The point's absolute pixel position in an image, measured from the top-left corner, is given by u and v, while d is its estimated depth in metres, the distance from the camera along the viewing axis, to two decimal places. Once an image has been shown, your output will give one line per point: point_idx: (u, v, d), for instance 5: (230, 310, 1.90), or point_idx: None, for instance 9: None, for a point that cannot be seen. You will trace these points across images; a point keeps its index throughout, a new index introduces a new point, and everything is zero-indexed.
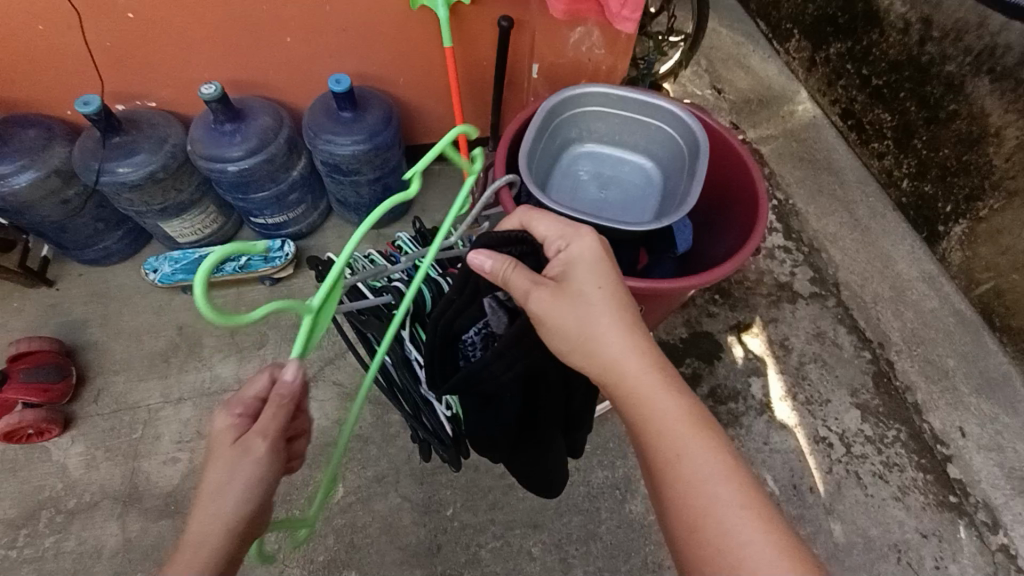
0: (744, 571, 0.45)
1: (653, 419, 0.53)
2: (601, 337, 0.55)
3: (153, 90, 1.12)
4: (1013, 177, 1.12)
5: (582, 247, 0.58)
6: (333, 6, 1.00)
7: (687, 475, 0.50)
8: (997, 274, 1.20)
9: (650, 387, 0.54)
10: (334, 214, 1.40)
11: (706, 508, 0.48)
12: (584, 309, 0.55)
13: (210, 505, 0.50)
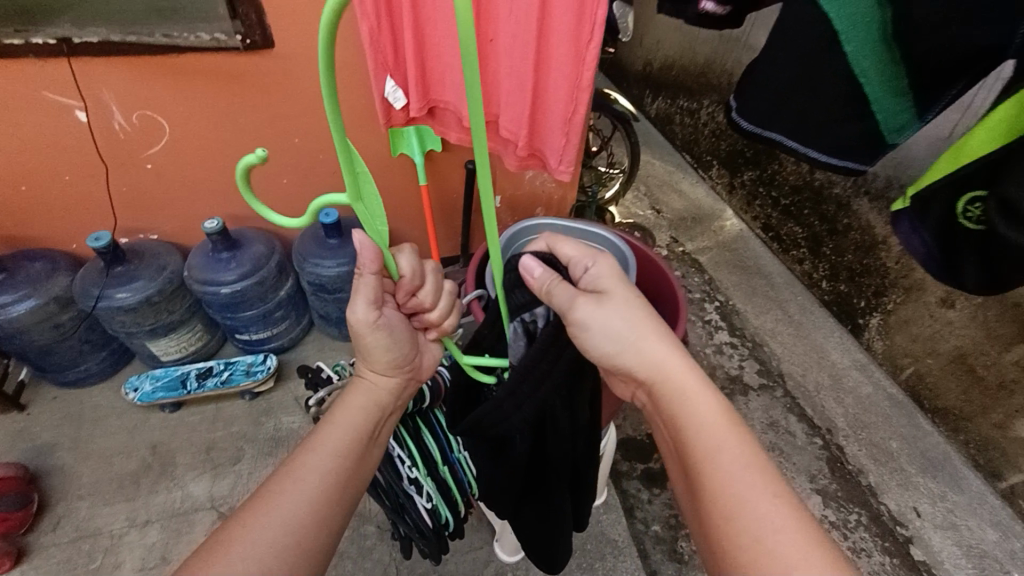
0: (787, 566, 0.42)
1: (685, 415, 0.51)
2: (644, 341, 0.54)
3: (158, 225, 1.26)
4: (905, 276, 1.32)
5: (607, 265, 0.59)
6: (326, 155, 1.19)
7: (717, 472, 0.47)
8: (915, 359, 1.35)
9: (686, 383, 0.53)
10: (316, 328, 1.49)
11: (746, 504, 0.46)
12: (622, 316, 0.56)
13: (338, 418, 0.58)
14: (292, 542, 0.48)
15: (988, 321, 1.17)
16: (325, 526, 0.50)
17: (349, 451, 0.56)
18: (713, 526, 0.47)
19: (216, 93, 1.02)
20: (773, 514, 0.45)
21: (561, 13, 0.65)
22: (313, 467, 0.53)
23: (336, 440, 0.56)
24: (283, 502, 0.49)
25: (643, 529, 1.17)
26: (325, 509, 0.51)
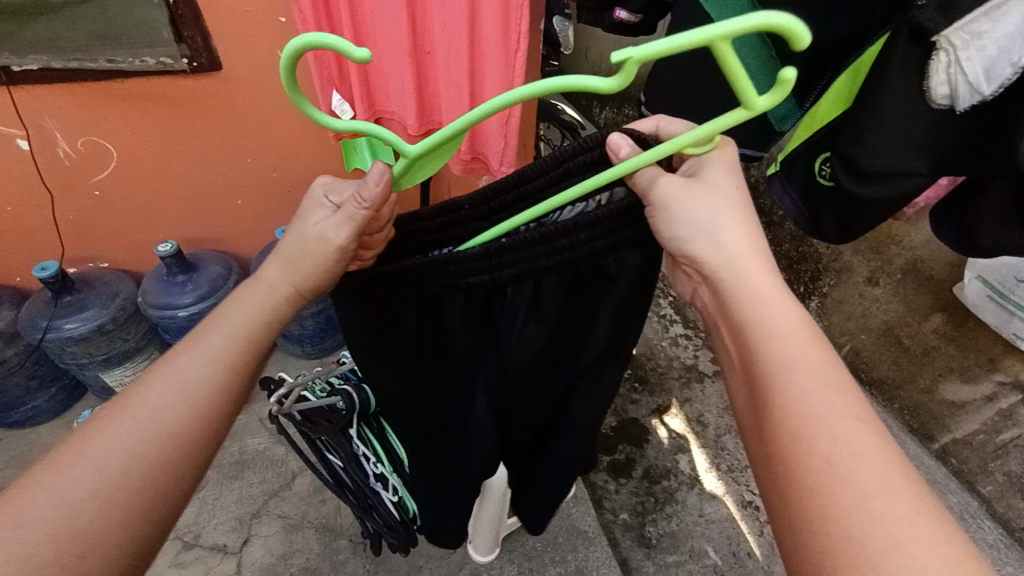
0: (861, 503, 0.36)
1: (763, 332, 0.44)
2: (724, 237, 0.46)
3: (109, 252, 1.24)
4: (836, 260, 1.39)
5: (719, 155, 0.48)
6: (279, 174, 1.19)
7: (806, 401, 0.40)
8: (851, 336, 1.44)
9: (774, 293, 0.45)
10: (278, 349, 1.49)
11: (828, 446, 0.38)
12: (710, 208, 0.47)
13: (223, 319, 0.52)
14: (151, 445, 0.44)
15: (907, 294, 1.28)
16: (192, 430, 0.46)
17: (226, 357, 0.50)
18: (784, 460, 0.39)
19: (165, 115, 1.03)
20: (864, 458, 0.37)
21: (489, 27, 0.72)
22: (182, 371, 0.48)
23: (217, 340, 0.50)
24: (142, 403, 0.46)
25: (612, 517, 1.21)
26: (193, 412, 0.47)
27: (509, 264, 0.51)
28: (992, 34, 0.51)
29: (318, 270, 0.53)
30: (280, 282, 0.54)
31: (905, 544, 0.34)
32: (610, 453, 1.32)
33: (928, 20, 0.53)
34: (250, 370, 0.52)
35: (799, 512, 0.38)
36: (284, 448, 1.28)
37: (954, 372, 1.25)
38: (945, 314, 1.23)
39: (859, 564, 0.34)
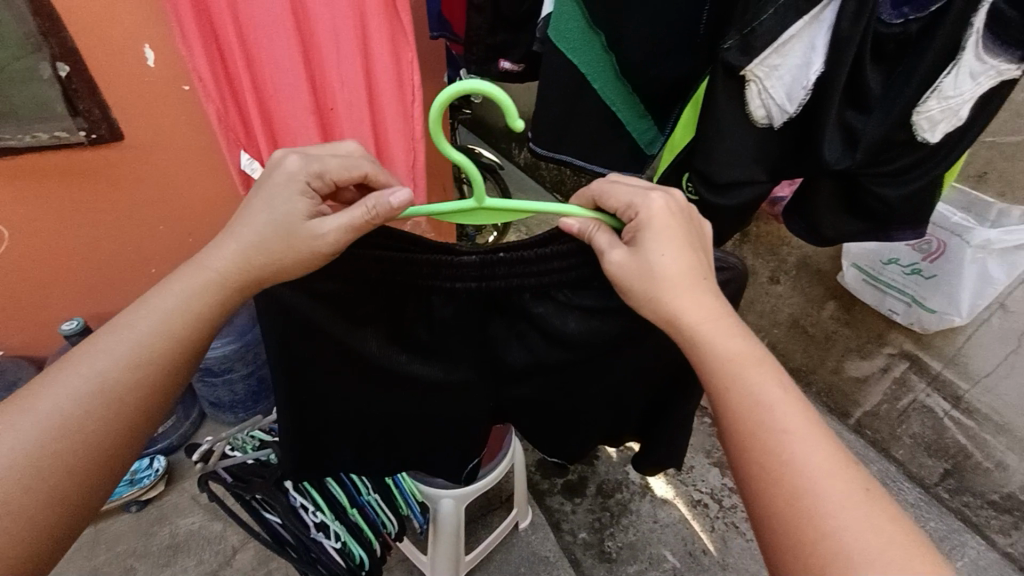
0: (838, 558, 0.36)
1: (743, 392, 0.43)
2: (675, 301, 0.46)
3: (4, 339, 1.15)
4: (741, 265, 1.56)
5: (654, 210, 0.49)
6: (194, 236, 1.16)
7: (776, 446, 0.41)
8: (765, 332, 1.58)
9: (734, 338, 0.45)
10: (209, 419, 1.41)
11: (799, 498, 0.39)
12: (660, 277, 0.47)
13: (156, 304, 0.48)
14: (49, 457, 0.41)
15: (804, 287, 1.42)
16: (94, 451, 0.43)
17: (148, 359, 0.46)
18: (778, 514, 0.39)
19: (61, 188, 1.00)
20: (852, 503, 0.38)
21: (385, 83, 0.80)
22: (93, 370, 0.44)
23: (146, 336, 0.46)
24: (48, 400, 0.42)
25: (572, 538, 1.22)
26: (98, 432, 0.43)
27: (501, 277, 0.56)
28: (785, 65, 0.63)
29: (280, 260, 0.48)
30: (228, 265, 0.49)
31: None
32: (563, 474, 1.34)
33: (734, 60, 0.62)
34: (180, 373, 0.48)
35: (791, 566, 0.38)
36: (222, 524, 1.20)
37: (853, 352, 1.38)
38: (836, 301, 1.36)
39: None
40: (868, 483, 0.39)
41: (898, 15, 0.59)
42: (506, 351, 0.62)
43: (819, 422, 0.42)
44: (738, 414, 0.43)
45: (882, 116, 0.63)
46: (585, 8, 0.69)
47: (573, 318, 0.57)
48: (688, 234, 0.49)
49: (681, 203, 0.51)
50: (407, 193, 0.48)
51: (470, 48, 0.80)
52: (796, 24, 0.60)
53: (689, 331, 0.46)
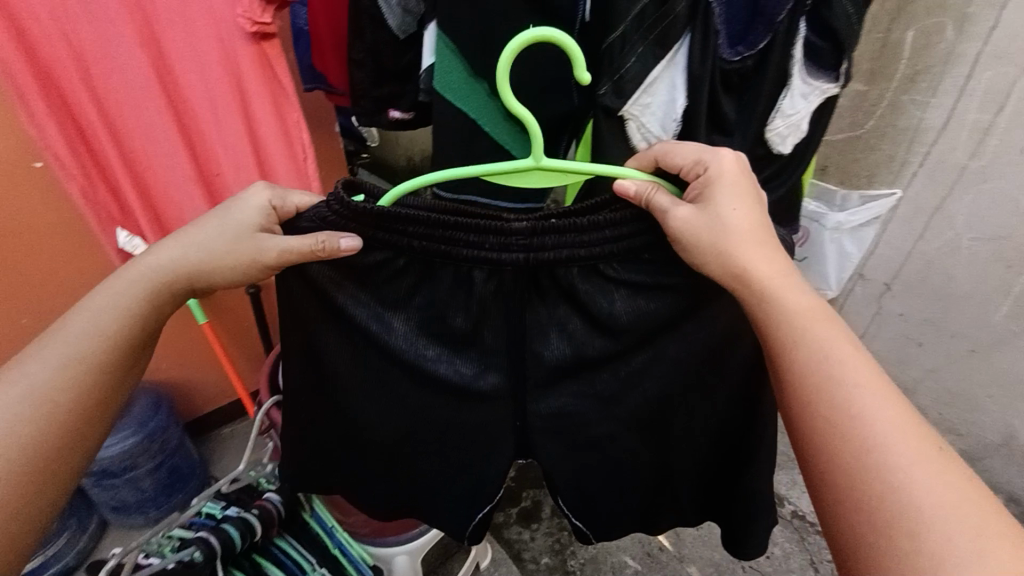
0: (899, 488, 0.41)
1: (814, 345, 0.47)
2: (734, 249, 0.51)
3: None
4: None
5: (722, 166, 0.54)
6: None
7: (848, 394, 0.45)
8: None
9: (803, 293, 0.50)
10: (111, 527, 1.24)
11: (863, 437, 0.43)
12: (718, 229, 0.51)
13: (87, 312, 0.54)
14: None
15: None
16: (41, 447, 0.47)
17: (86, 359, 0.52)
18: (841, 450, 0.44)
19: None
20: (916, 451, 0.42)
21: (269, 138, 0.85)
22: (29, 375, 0.49)
23: (80, 343, 0.52)
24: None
25: (536, 566, 1.22)
26: (43, 428, 0.48)
27: (550, 249, 0.55)
28: (654, 102, 0.71)
29: (225, 267, 0.57)
30: (163, 274, 0.57)
31: (935, 511, 0.39)
32: (517, 502, 1.33)
33: (611, 103, 0.68)
34: (117, 373, 0.54)
35: (844, 495, 0.43)
36: None
37: None
38: None
39: (885, 506, 0.41)
40: (938, 442, 0.43)
41: (735, 53, 0.68)
42: (540, 347, 0.62)
43: (886, 380, 0.46)
44: (806, 357, 0.47)
45: (742, 137, 0.73)
46: (465, 61, 0.74)
47: (619, 297, 0.58)
48: (755, 202, 0.54)
49: (747, 168, 0.56)
50: (354, 238, 0.53)
51: (357, 102, 0.81)
52: (657, 67, 0.68)
53: (756, 284, 0.50)
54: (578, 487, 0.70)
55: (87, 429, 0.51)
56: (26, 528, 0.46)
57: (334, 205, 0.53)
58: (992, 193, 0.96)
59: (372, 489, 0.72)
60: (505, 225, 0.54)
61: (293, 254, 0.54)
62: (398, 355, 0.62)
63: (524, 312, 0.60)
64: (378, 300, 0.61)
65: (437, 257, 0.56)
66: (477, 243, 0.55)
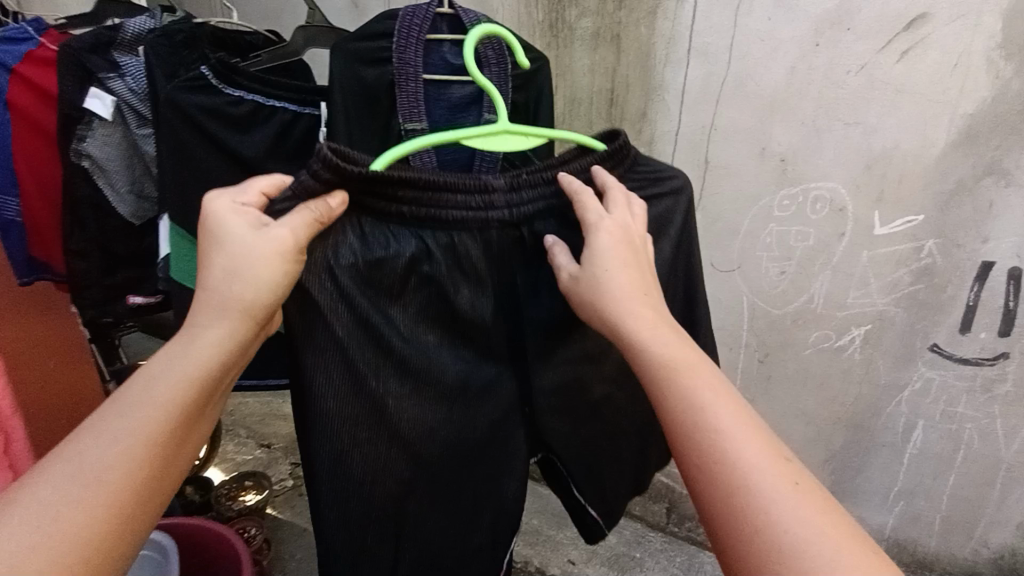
0: (768, 515, 0.48)
1: (689, 392, 0.55)
2: (622, 307, 0.61)
3: None
4: None
5: (610, 227, 0.64)
6: None
7: (718, 438, 0.52)
8: None
9: (673, 349, 0.59)
10: None
11: (738, 468, 0.51)
12: (605, 281, 0.63)
13: (161, 367, 0.56)
14: (43, 560, 0.46)
15: None
16: (99, 505, 0.50)
17: (153, 412, 0.54)
18: (723, 486, 0.51)
19: None
20: (780, 488, 0.49)
21: None
22: (100, 433, 0.52)
23: (138, 417, 0.53)
24: (48, 493, 0.49)
25: None
26: (101, 488, 0.50)
27: (528, 202, 0.71)
28: None
29: (249, 280, 0.58)
30: (226, 329, 0.59)
31: (796, 538, 0.47)
32: None
33: None
34: (167, 446, 0.54)
35: (726, 524, 0.50)
36: None
37: None
38: None
39: (756, 536, 0.48)
40: (799, 473, 0.51)
41: None
42: (530, 305, 0.77)
43: (751, 417, 0.55)
44: (686, 402, 0.55)
45: None
46: None
47: None
48: (638, 259, 0.65)
49: (632, 225, 0.66)
50: (341, 194, 0.64)
51: None
52: None
53: (631, 340, 0.60)
54: (578, 454, 0.84)
55: (134, 512, 0.52)
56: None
57: (319, 170, 0.62)
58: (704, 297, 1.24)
59: (381, 564, 0.75)
60: (485, 182, 0.70)
61: (306, 237, 0.61)
62: (399, 340, 0.71)
63: (510, 269, 0.75)
64: (386, 292, 0.70)
65: (426, 222, 0.69)
66: (462, 202, 0.69)
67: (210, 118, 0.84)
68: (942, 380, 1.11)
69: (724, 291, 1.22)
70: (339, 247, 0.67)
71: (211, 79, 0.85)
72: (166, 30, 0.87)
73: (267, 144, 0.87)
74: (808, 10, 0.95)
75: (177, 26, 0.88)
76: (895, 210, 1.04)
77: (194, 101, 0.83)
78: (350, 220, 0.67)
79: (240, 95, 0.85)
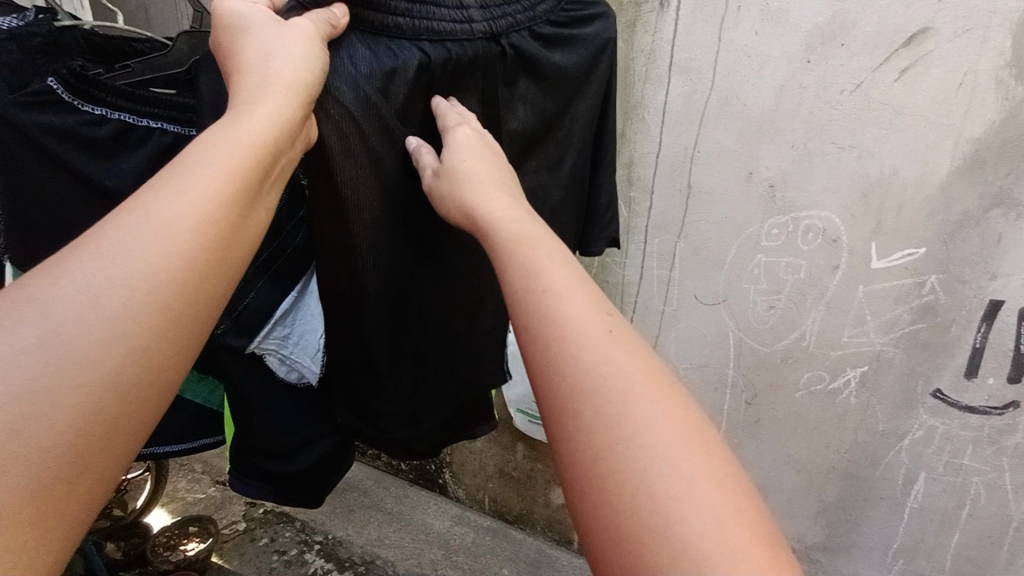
0: (596, 390, 0.38)
1: (529, 266, 0.44)
2: (473, 194, 0.52)
3: None
4: (450, 451, 1.44)
5: (462, 134, 0.57)
6: None
7: (554, 308, 0.41)
8: (484, 488, 1.45)
9: (518, 222, 0.49)
10: None
11: (569, 337, 0.40)
12: (464, 180, 0.54)
13: (214, 136, 0.42)
14: (69, 362, 0.32)
15: (495, 437, 1.36)
16: (152, 297, 0.35)
17: (212, 182, 0.39)
18: (549, 361, 0.40)
19: None
20: (620, 362, 0.39)
21: None
22: (146, 207, 0.37)
23: (186, 183, 0.38)
24: (70, 281, 0.34)
25: None
26: (158, 269, 0.35)
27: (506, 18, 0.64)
28: (292, 331, 0.68)
29: (293, 58, 0.47)
30: (281, 107, 0.45)
31: (630, 414, 0.36)
32: None
33: (233, 341, 0.64)
34: (221, 226, 0.39)
35: (551, 405, 0.40)
36: None
37: (554, 480, 1.34)
38: (522, 442, 1.33)
39: (583, 414, 0.37)
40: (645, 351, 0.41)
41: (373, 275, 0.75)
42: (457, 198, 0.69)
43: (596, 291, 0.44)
44: (528, 277, 0.44)
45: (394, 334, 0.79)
46: None
47: (556, 55, 0.70)
48: (493, 162, 0.57)
49: (491, 140, 0.60)
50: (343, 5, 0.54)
51: None
52: (287, 299, 0.66)
53: (483, 219, 0.50)
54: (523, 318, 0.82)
55: (193, 308, 0.37)
56: (102, 452, 0.33)
57: None
58: (687, 331, 1.15)
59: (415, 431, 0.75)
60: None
61: (326, 38, 0.51)
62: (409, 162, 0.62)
63: (499, 91, 0.67)
64: (401, 110, 0.60)
65: (426, 36, 0.59)
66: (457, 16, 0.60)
67: (67, 145, 0.61)
68: (946, 430, 1.01)
69: (709, 326, 1.13)
70: (350, 58, 0.54)
71: (60, 93, 0.60)
72: (13, 32, 0.67)
73: (140, 175, 0.63)
74: (799, 22, 0.86)
75: (31, 27, 0.68)
76: (894, 242, 0.94)
77: (35, 120, 0.60)
78: (349, 39, 0.55)
79: (104, 114, 0.62)
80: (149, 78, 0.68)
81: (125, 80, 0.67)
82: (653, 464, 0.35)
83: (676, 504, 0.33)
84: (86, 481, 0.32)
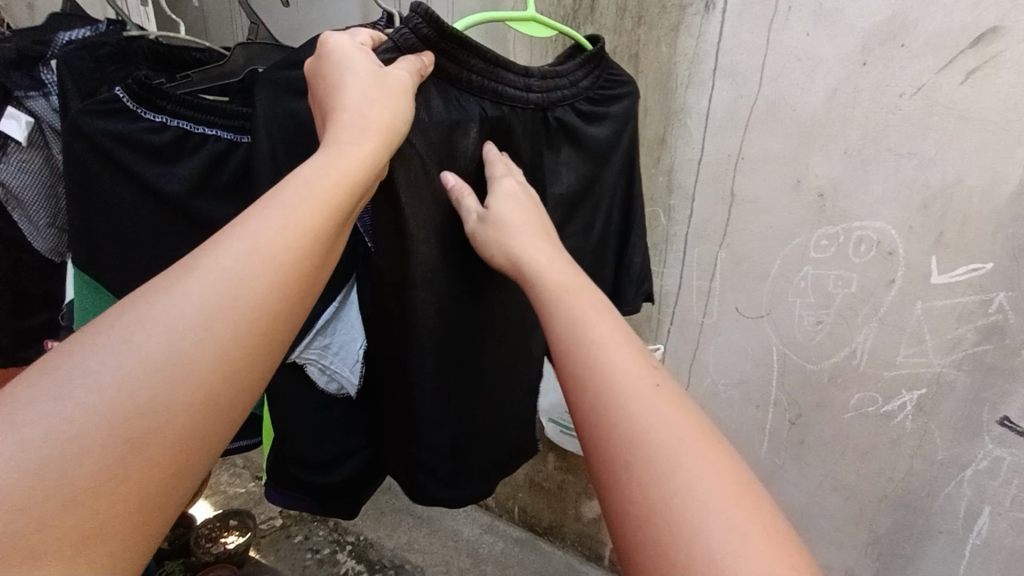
0: (644, 444, 0.37)
1: (570, 317, 0.45)
2: (516, 241, 0.54)
3: None
4: None
5: (505, 185, 0.61)
6: None
7: (595, 360, 0.42)
8: (514, 497, 1.42)
9: (560, 271, 0.51)
10: None
11: (611, 390, 0.40)
12: (506, 226, 0.57)
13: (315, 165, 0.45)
14: (180, 366, 0.35)
15: None
16: (258, 307, 0.38)
17: (314, 208, 0.42)
18: (596, 409, 0.40)
19: None
20: (664, 416, 0.38)
21: None
22: (257, 229, 0.40)
23: (294, 210, 0.41)
24: (187, 289, 0.37)
25: None
26: (265, 286, 0.38)
27: (558, 93, 0.70)
28: (331, 342, 0.70)
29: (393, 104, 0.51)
30: (375, 145, 0.49)
31: (682, 469, 0.36)
32: None
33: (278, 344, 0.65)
34: (316, 247, 0.41)
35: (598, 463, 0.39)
36: None
37: (585, 494, 1.30)
38: (553, 452, 1.30)
39: (631, 471, 0.37)
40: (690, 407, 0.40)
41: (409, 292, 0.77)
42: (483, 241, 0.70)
43: (641, 347, 0.44)
44: (570, 326, 0.45)
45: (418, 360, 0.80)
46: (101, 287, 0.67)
47: (598, 127, 0.75)
48: (531, 211, 0.60)
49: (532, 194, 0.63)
50: (430, 54, 0.60)
51: None
52: (328, 310, 0.69)
53: (526, 268, 0.52)
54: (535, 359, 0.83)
55: (282, 326, 0.39)
56: (201, 448, 0.35)
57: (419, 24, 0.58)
58: (727, 345, 1.10)
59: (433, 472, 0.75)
60: (524, 68, 0.68)
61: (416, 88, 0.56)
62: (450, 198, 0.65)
63: (543, 155, 0.73)
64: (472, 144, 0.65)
65: (490, 97, 0.66)
66: (515, 86, 0.67)
67: (128, 150, 0.63)
68: (1015, 461, 0.93)
69: (750, 340, 1.08)
70: (427, 104, 0.61)
71: (125, 101, 0.62)
72: (85, 42, 0.70)
73: (195, 180, 0.65)
74: (853, 24, 0.82)
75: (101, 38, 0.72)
76: (957, 255, 0.88)
77: (99, 126, 0.62)
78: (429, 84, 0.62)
79: (163, 122, 0.64)
80: (206, 87, 0.70)
81: (185, 88, 0.69)
82: (710, 522, 0.33)
83: (734, 564, 0.32)
84: (160, 509, 0.34)
